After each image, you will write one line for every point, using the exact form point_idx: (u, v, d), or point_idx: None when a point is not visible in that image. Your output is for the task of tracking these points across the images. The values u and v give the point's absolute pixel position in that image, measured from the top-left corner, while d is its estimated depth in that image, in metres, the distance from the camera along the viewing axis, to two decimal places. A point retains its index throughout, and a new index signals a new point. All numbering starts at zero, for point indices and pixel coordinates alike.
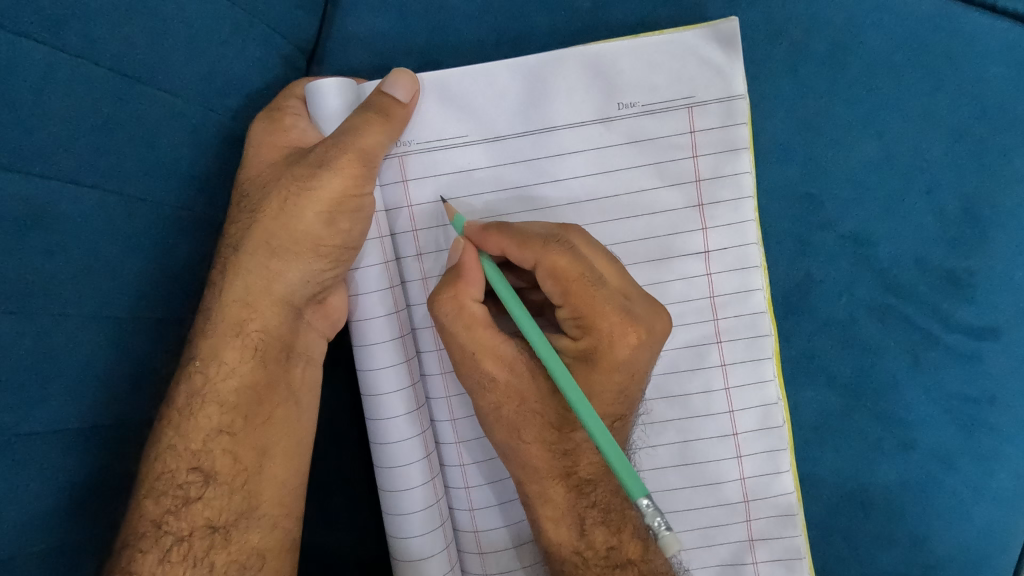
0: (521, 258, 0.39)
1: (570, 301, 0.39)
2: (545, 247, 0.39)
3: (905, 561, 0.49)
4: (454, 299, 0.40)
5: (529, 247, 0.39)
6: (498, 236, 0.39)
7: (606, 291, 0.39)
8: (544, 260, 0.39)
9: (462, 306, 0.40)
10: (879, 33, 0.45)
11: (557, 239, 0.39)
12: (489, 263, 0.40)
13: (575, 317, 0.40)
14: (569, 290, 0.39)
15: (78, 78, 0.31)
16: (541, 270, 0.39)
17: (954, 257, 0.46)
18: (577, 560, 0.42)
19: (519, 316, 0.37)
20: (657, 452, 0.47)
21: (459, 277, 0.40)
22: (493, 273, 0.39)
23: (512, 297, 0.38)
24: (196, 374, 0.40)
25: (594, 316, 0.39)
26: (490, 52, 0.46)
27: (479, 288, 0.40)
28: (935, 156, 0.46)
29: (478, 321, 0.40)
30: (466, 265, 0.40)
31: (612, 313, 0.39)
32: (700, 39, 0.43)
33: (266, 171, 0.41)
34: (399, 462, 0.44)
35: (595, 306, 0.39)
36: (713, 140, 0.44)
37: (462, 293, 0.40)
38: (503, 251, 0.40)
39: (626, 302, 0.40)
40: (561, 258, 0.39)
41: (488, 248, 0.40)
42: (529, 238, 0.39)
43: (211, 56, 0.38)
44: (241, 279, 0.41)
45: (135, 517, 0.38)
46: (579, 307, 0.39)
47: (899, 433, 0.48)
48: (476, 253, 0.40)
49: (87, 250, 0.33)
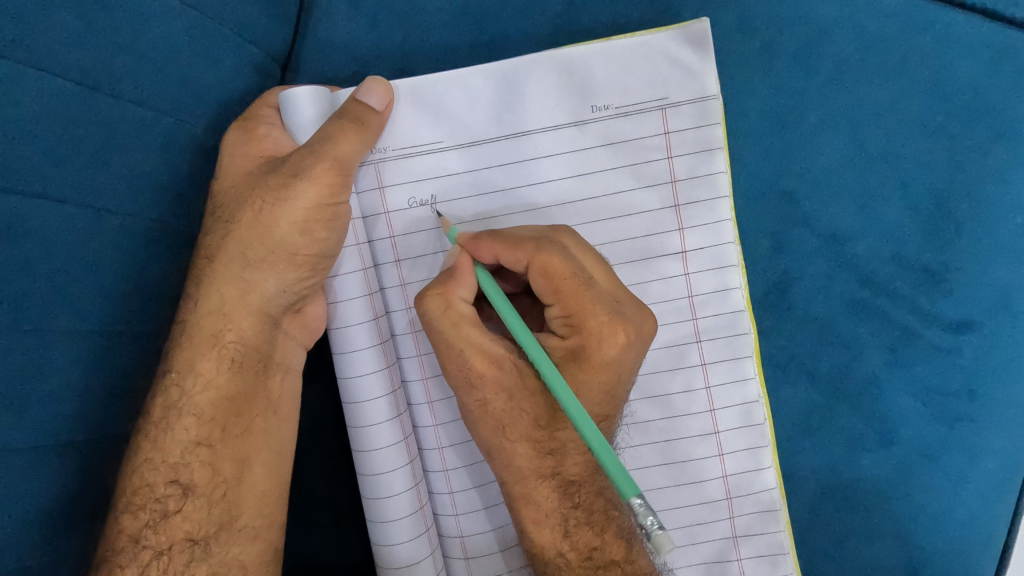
0: (513, 258, 0.39)
1: (561, 299, 0.39)
2: (538, 247, 0.39)
3: (888, 557, 0.49)
4: (442, 296, 0.40)
5: (522, 247, 0.39)
6: (489, 242, 0.39)
7: (596, 292, 0.40)
8: (537, 259, 0.39)
9: (449, 305, 0.40)
10: (849, 30, 0.45)
11: (549, 241, 0.40)
12: (483, 272, 0.40)
13: (565, 314, 0.40)
14: (559, 289, 0.39)
15: (42, 90, 0.31)
16: (534, 269, 0.39)
17: (929, 252, 0.46)
18: (560, 562, 0.42)
19: (509, 320, 0.37)
20: (640, 452, 0.47)
21: (452, 277, 0.40)
22: (487, 281, 0.39)
23: (502, 298, 0.38)
24: (173, 387, 0.40)
25: (583, 315, 0.39)
26: (464, 59, 0.46)
27: (469, 288, 0.40)
28: (909, 151, 0.46)
29: (465, 320, 0.40)
30: (459, 267, 0.40)
31: (601, 312, 0.39)
32: (671, 41, 0.43)
33: (240, 181, 0.41)
34: (381, 470, 0.43)
35: (584, 305, 0.39)
36: (688, 140, 0.44)
37: (451, 292, 0.40)
38: (496, 258, 0.40)
39: (615, 304, 0.40)
40: (553, 258, 0.39)
41: (481, 256, 0.40)
42: (521, 239, 0.39)
43: (183, 67, 0.38)
44: (217, 289, 0.41)
45: (112, 532, 0.38)
46: (569, 306, 0.39)
47: (879, 428, 0.48)
48: (470, 260, 0.40)
49: (56, 264, 0.33)
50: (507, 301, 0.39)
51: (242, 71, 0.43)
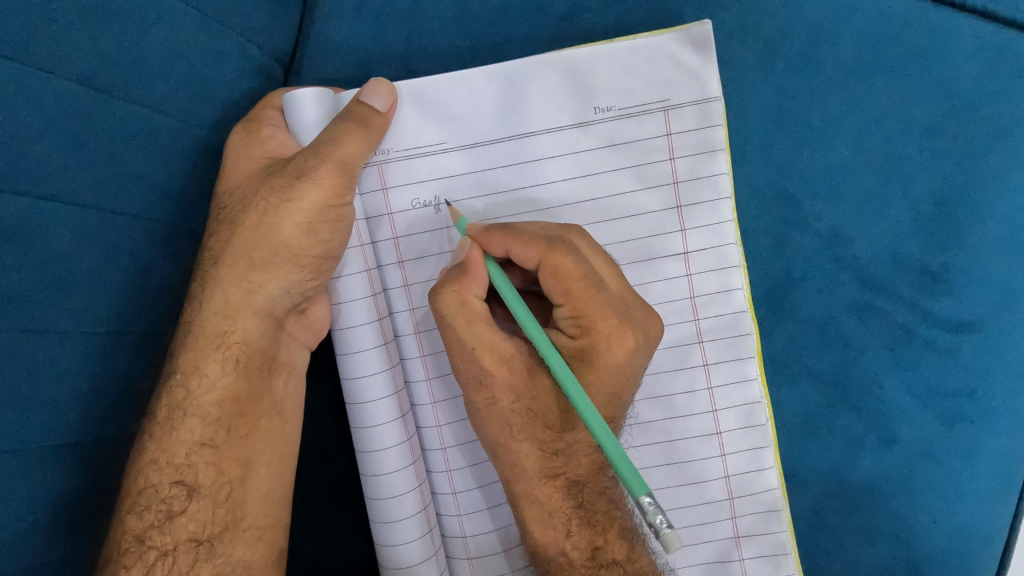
0: (524, 256, 0.39)
1: (571, 300, 0.40)
2: (550, 247, 0.39)
3: (889, 557, 0.49)
4: (457, 293, 0.40)
5: (535, 245, 0.39)
6: (502, 237, 0.40)
7: (607, 295, 0.40)
8: (548, 259, 0.39)
9: (465, 302, 0.40)
10: (849, 32, 0.45)
11: (561, 241, 0.40)
12: (494, 265, 0.40)
13: (574, 315, 0.40)
14: (570, 290, 0.39)
15: (47, 92, 0.31)
16: (544, 269, 0.39)
17: (930, 252, 0.46)
18: (562, 561, 0.42)
19: (523, 316, 0.38)
20: (642, 452, 0.47)
21: (465, 273, 0.40)
22: (499, 276, 0.40)
23: (514, 296, 0.38)
24: (178, 388, 0.40)
25: (592, 317, 0.40)
26: (466, 60, 0.46)
27: (482, 285, 0.41)
28: (909, 153, 0.46)
29: (479, 317, 0.40)
30: (471, 263, 0.40)
31: (611, 316, 0.40)
32: (674, 43, 0.43)
33: (244, 183, 0.41)
34: (384, 470, 0.44)
35: (594, 307, 0.40)
36: (690, 142, 0.44)
37: (466, 288, 0.40)
38: (507, 251, 0.40)
39: (625, 308, 0.40)
40: (564, 259, 0.39)
41: (492, 248, 0.40)
42: (534, 237, 0.39)
43: (187, 69, 0.38)
44: (222, 290, 0.41)
45: (118, 533, 0.38)
46: (579, 307, 0.40)
47: (881, 428, 0.48)
48: (482, 254, 0.40)
49: (61, 265, 0.33)
50: (519, 297, 0.39)
51: (245, 72, 0.43)
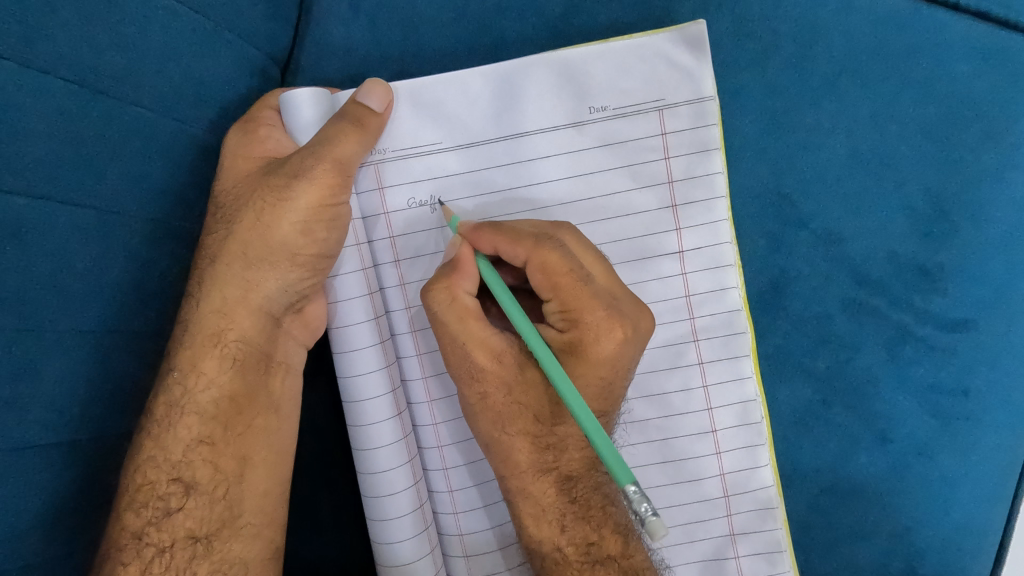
0: (513, 253, 0.40)
1: (559, 294, 0.40)
2: (537, 243, 0.40)
3: (884, 554, 0.49)
4: (447, 290, 0.40)
5: (522, 242, 0.40)
6: (491, 234, 0.40)
7: (594, 288, 0.40)
8: (536, 255, 0.39)
9: (454, 298, 0.40)
10: (843, 32, 0.45)
11: (548, 237, 0.40)
12: (484, 263, 0.41)
13: (563, 309, 0.40)
14: (558, 285, 0.40)
15: (45, 93, 0.32)
16: (533, 264, 0.40)
17: (924, 251, 0.47)
18: (557, 556, 0.42)
19: (512, 311, 0.38)
20: (637, 451, 0.47)
21: (455, 270, 0.41)
22: (488, 272, 0.40)
23: (503, 291, 0.39)
24: (175, 386, 0.40)
25: (581, 311, 0.40)
26: (462, 60, 0.46)
27: (472, 281, 0.41)
28: (904, 152, 0.46)
29: (469, 313, 0.41)
30: (462, 259, 0.41)
31: (599, 308, 0.40)
32: (668, 43, 0.44)
33: (241, 182, 0.41)
34: (381, 468, 0.44)
35: (582, 301, 0.40)
36: (685, 141, 0.45)
37: (456, 284, 0.40)
38: (496, 250, 0.40)
39: (613, 301, 0.40)
40: (551, 254, 0.39)
41: (482, 246, 0.41)
42: (521, 234, 0.40)
43: (184, 70, 0.38)
44: (219, 289, 0.41)
45: (115, 530, 0.38)
46: (568, 300, 0.40)
47: (876, 426, 0.49)
48: (471, 251, 0.41)
49: (58, 264, 0.33)
50: (509, 293, 0.39)
51: (242, 73, 0.43)
